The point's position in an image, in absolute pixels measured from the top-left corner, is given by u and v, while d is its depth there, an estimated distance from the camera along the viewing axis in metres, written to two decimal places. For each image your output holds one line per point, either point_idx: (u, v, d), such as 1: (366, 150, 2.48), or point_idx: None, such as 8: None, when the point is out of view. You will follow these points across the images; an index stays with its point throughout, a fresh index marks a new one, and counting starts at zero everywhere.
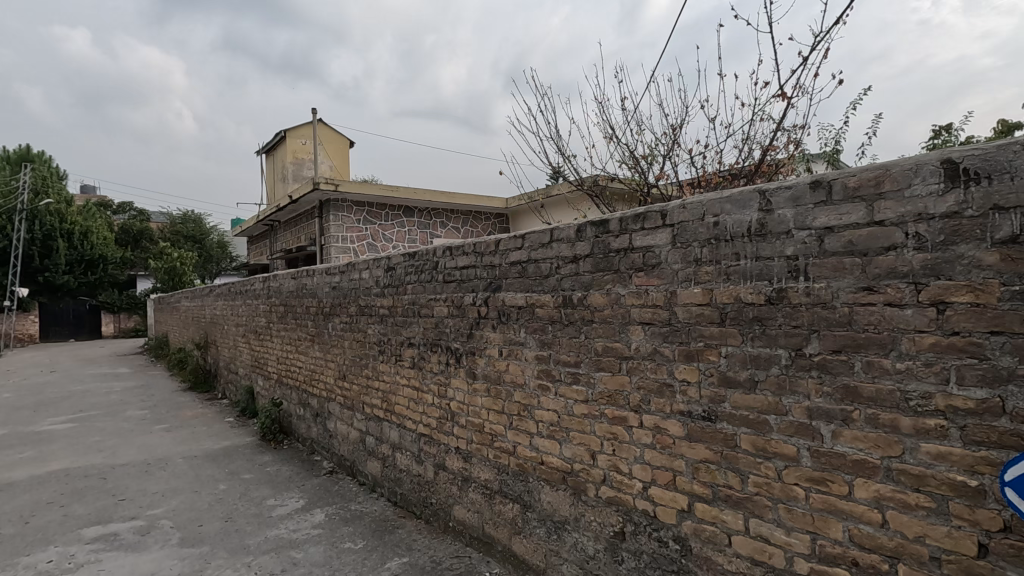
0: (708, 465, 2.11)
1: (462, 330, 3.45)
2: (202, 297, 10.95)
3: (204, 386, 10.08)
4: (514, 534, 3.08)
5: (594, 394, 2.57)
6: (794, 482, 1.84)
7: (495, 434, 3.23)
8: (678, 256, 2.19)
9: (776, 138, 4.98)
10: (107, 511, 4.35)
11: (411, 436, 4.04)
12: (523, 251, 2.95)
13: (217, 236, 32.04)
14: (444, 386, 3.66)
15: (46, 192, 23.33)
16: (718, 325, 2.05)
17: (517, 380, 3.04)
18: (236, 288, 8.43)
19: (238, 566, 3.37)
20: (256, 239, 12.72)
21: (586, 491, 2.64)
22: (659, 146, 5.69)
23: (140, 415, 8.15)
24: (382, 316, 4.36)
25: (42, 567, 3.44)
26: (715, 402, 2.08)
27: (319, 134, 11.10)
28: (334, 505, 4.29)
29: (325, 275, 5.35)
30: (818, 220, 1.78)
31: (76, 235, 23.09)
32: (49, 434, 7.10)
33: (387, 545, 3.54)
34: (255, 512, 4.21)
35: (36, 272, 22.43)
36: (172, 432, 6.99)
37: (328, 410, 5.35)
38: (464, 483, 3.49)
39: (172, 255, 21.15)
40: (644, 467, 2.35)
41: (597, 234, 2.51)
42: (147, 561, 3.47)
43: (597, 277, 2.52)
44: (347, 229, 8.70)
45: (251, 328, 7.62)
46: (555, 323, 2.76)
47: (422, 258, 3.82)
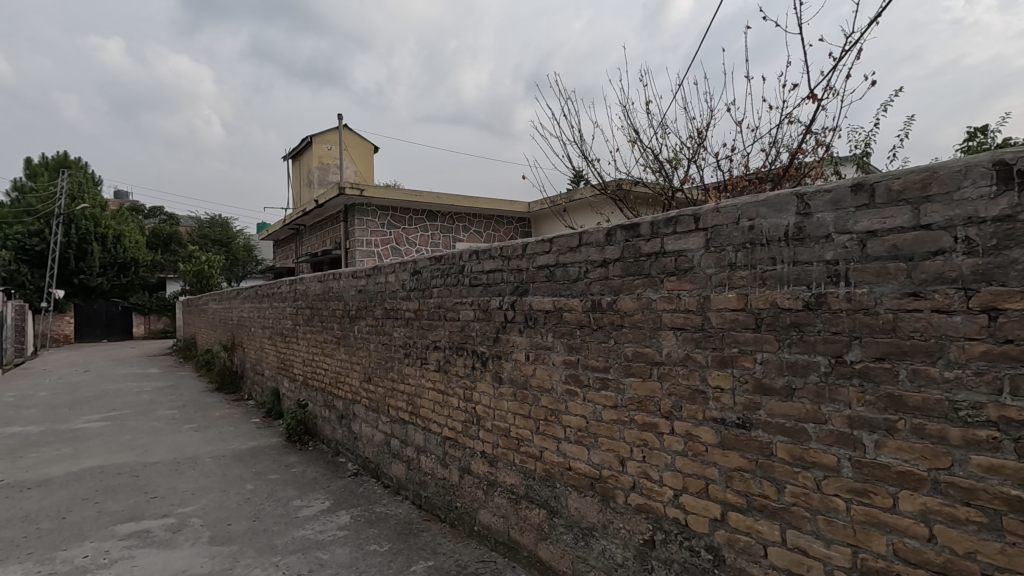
0: (742, 474, 2.07)
1: (488, 334, 3.45)
2: (229, 299, 11.18)
3: (230, 387, 10.28)
4: (540, 539, 3.06)
5: (624, 400, 2.55)
6: (834, 493, 1.79)
7: (521, 439, 3.22)
8: (712, 261, 2.15)
9: (804, 140, 4.91)
10: (140, 509, 4.45)
11: (436, 439, 4.05)
12: (550, 254, 2.93)
13: (243, 240, 32.71)
14: (470, 389, 3.67)
15: (81, 197, 24.16)
16: (753, 331, 2.01)
17: (544, 384, 3.02)
18: (263, 290, 8.58)
19: (266, 565, 3.41)
20: (281, 243, 12.93)
21: (615, 497, 2.61)
22: (684, 150, 5.65)
23: (170, 414, 8.34)
24: (407, 319, 4.40)
25: (79, 561, 3.52)
26: (750, 409, 2.04)
27: (344, 139, 11.26)
28: (358, 507, 4.32)
29: (351, 279, 5.41)
30: (860, 223, 1.74)
31: (110, 239, 23.81)
32: (83, 432, 7.29)
33: (412, 547, 3.55)
34: (282, 512, 4.27)
35: (72, 275, 23.17)
36: (200, 432, 7.12)
37: (353, 412, 5.40)
38: (489, 487, 3.48)
39: (201, 258, 21.65)
40: (675, 474, 2.32)
41: (627, 238, 2.49)
42: (178, 558, 3.53)
43: (627, 281, 2.50)
44: (372, 233, 8.80)
45: (278, 331, 7.73)
46: (583, 327, 2.75)
47: (448, 262, 3.85)
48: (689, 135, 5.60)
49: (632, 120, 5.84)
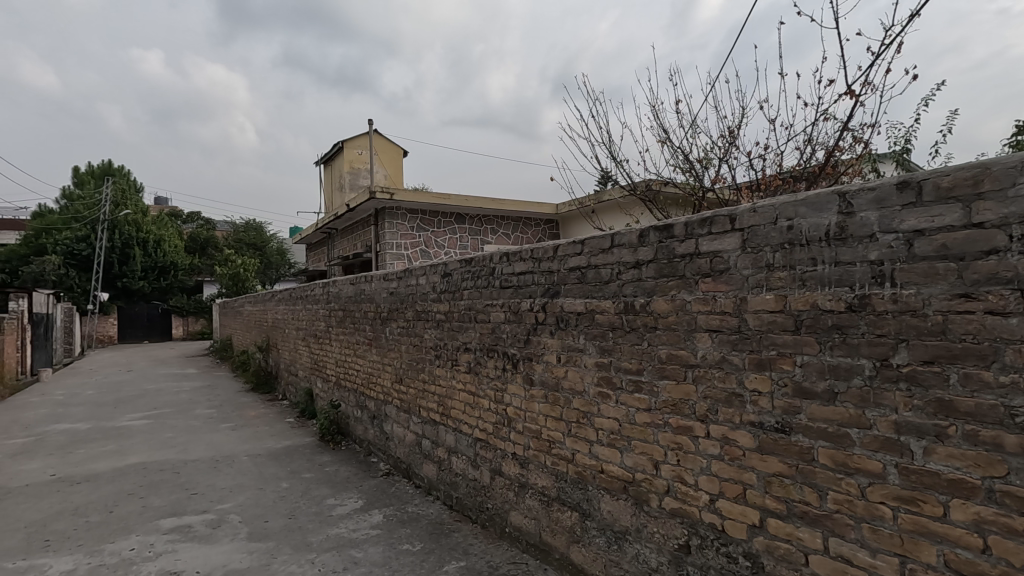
0: (782, 479, 2.02)
1: (519, 336, 3.46)
2: (264, 301, 11.47)
3: (265, 387, 10.53)
4: (572, 542, 3.05)
5: (657, 402, 2.52)
6: (879, 501, 1.74)
7: (552, 441, 3.21)
8: (749, 262, 2.12)
9: (841, 138, 4.78)
10: (181, 504, 4.60)
11: (467, 440, 4.08)
12: (582, 256, 2.92)
13: (277, 244, 33.53)
14: (501, 391, 3.68)
15: (124, 203, 25.13)
16: (793, 333, 1.97)
17: (576, 386, 3.01)
18: (297, 293, 8.77)
19: (302, 562, 3.48)
20: (314, 246, 13.20)
21: (649, 501, 2.58)
22: (714, 149, 5.56)
23: (208, 413, 8.59)
24: (438, 321, 4.44)
25: (126, 554, 3.66)
26: (789, 413, 1.99)
27: (374, 144, 11.44)
28: (391, 506, 4.38)
29: (383, 281, 5.49)
30: (907, 222, 1.68)
31: (151, 243, 24.71)
32: (126, 429, 7.58)
33: (444, 548, 3.58)
34: (316, 511, 4.35)
35: (115, 278, 24.13)
36: (237, 431, 7.32)
37: (385, 412, 5.48)
38: (521, 489, 3.49)
39: (236, 262, 22.26)
40: (711, 478, 2.28)
41: (660, 239, 2.47)
42: (218, 553, 3.63)
43: (661, 283, 2.47)
44: (402, 236, 8.92)
45: (311, 332, 7.89)
46: (616, 329, 2.73)
47: (479, 264, 3.87)
48: (721, 134, 5.51)
49: (661, 120, 5.79)
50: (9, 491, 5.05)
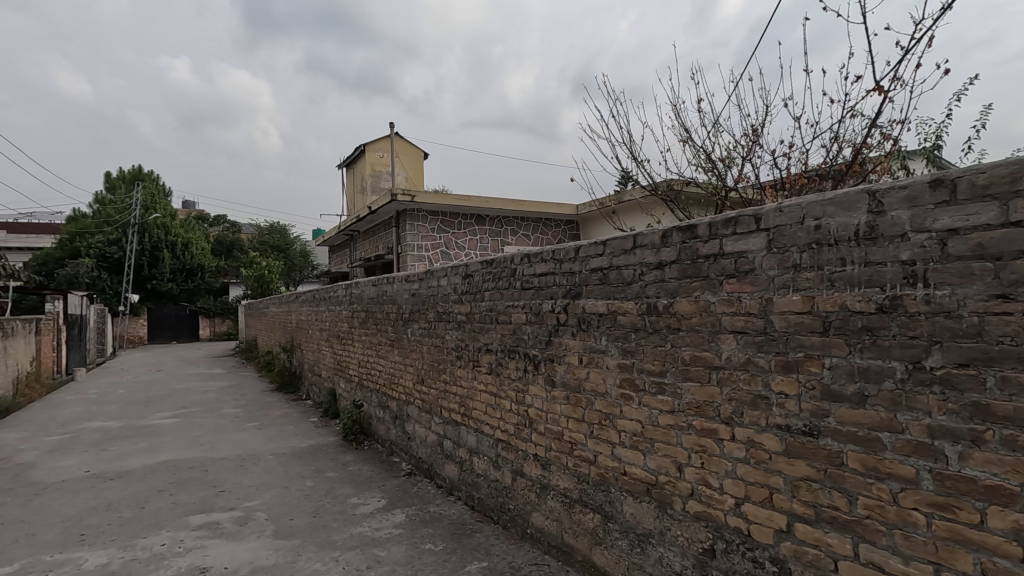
0: (810, 483, 1.98)
1: (540, 337, 3.46)
2: (288, 303, 11.66)
3: (289, 387, 10.71)
4: (595, 544, 3.03)
5: (681, 404, 2.49)
6: (912, 507, 1.70)
7: (574, 442, 3.20)
8: (775, 262, 2.09)
9: (869, 135, 4.68)
10: (209, 501, 4.70)
11: (488, 441, 4.09)
12: (604, 257, 2.91)
13: (300, 246, 34.06)
14: (523, 392, 3.68)
15: (154, 207, 25.80)
16: (820, 334, 1.93)
17: (598, 387, 3.00)
18: (320, 294, 8.90)
19: (327, 560, 3.53)
20: (336, 248, 13.38)
21: (673, 504, 2.56)
22: (737, 148, 5.49)
23: (234, 413, 8.77)
24: (459, 322, 4.46)
25: (157, 549, 3.76)
26: (817, 416, 1.95)
27: (395, 146, 11.55)
28: (413, 506, 4.41)
29: (404, 282, 5.54)
30: (940, 221, 1.64)
31: (179, 246, 25.32)
32: (156, 427, 7.77)
33: (466, 548, 3.60)
34: (340, 509, 4.41)
35: (145, 280, 24.79)
36: (262, 430, 7.46)
37: (407, 413, 5.53)
38: (542, 490, 3.48)
39: (261, 264, 22.68)
40: (736, 482, 2.25)
41: (684, 240, 2.44)
42: (245, 550, 3.70)
43: (685, 283, 2.45)
44: (422, 237, 8.98)
45: (334, 333, 8.00)
46: (638, 331, 2.71)
47: (500, 265, 3.88)
48: (744, 133, 5.44)
49: (683, 119, 5.73)
50: (46, 486, 5.22)
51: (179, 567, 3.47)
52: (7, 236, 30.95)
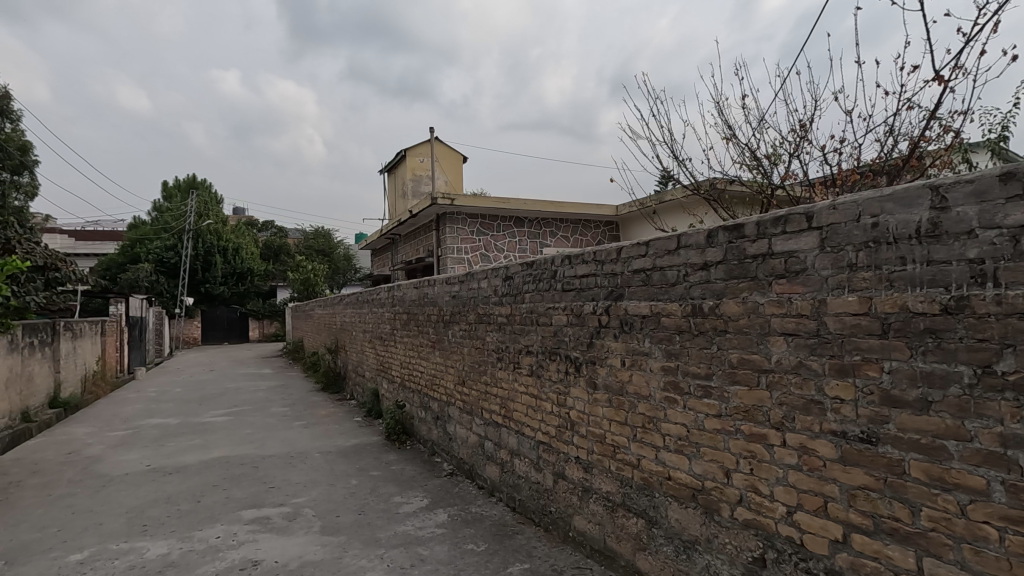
0: (867, 493, 1.90)
1: (582, 339, 3.44)
2: (332, 305, 11.98)
3: (334, 387, 10.99)
4: (639, 550, 2.98)
5: (728, 409, 2.43)
6: (982, 520, 1.60)
7: (617, 446, 3.17)
8: (829, 262, 2.01)
9: (928, 127, 4.45)
10: (260, 497, 4.87)
11: (529, 443, 4.09)
12: (646, 258, 2.87)
13: (344, 250, 34.96)
14: (564, 394, 3.66)
15: (207, 214, 26.99)
16: (879, 337, 1.85)
17: (641, 391, 2.96)
18: (363, 297, 9.10)
19: (372, 557, 3.61)
20: (378, 251, 13.67)
21: (720, 511, 2.49)
22: (784, 145, 5.33)
23: (282, 411, 9.07)
24: (500, 324, 4.48)
25: (213, 541, 3.92)
26: (876, 422, 1.87)
27: (435, 151, 11.72)
28: (455, 506, 4.46)
29: (445, 285, 5.60)
30: (1012, 217, 1.55)
31: (230, 251, 26.41)
32: (211, 425, 8.13)
33: (508, 549, 3.60)
34: (384, 508, 4.49)
35: (200, 284, 25.96)
36: (309, 429, 7.68)
37: (448, 413, 5.59)
38: (584, 493, 3.46)
39: (307, 267, 23.39)
40: (788, 489, 2.18)
41: (730, 239, 2.38)
42: (294, 545, 3.82)
43: (731, 284, 2.39)
44: (462, 240, 9.07)
45: (377, 335, 8.17)
46: (683, 333, 2.66)
47: (540, 267, 3.88)
48: (791, 129, 5.27)
49: (726, 116, 5.60)
50: (112, 478, 5.53)
51: (233, 559, 3.61)
52: (76, 243, 32.98)
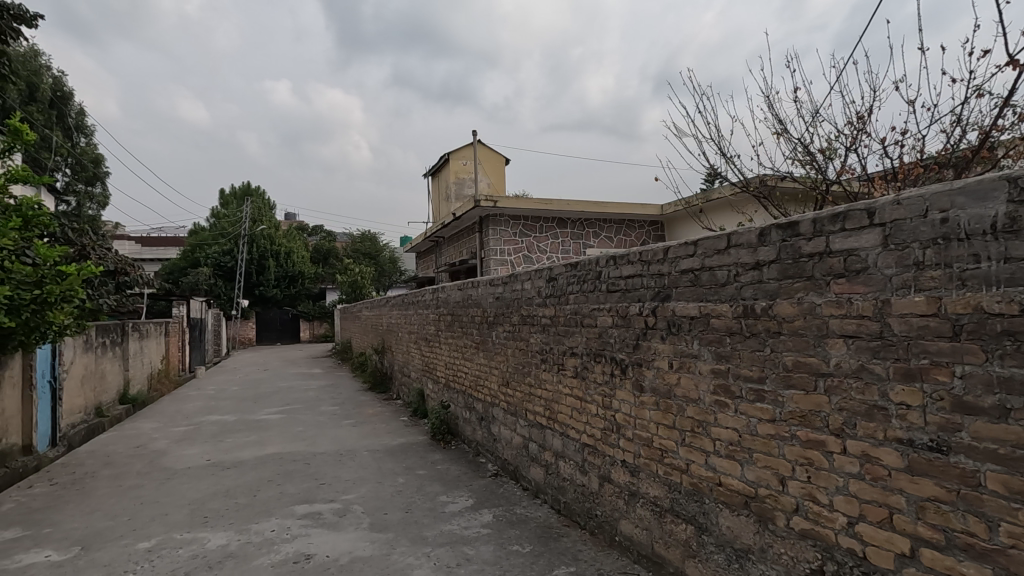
0: (938, 505, 1.79)
1: (628, 340, 3.39)
2: (379, 307, 12.26)
3: (381, 387, 11.24)
4: (688, 557, 2.91)
5: (783, 413, 2.34)
6: None
7: (665, 450, 3.10)
8: (892, 260, 1.91)
9: (1000, 115, 4.17)
10: (312, 493, 5.03)
11: (574, 445, 4.06)
12: (695, 258, 2.80)
13: (389, 252, 35.74)
14: (610, 397, 3.62)
15: (261, 219, 28.13)
16: (950, 339, 1.74)
17: (689, 394, 2.89)
18: (408, 298, 9.27)
19: (419, 554, 3.66)
20: (422, 254, 13.90)
21: (775, 519, 2.40)
22: (840, 138, 5.09)
23: (332, 410, 9.34)
24: (544, 325, 4.47)
25: (268, 534, 4.08)
26: (946, 430, 1.76)
27: (478, 153, 11.82)
28: (500, 507, 4.47)
29: (489, 286, 5.63)
30: None
31: (282, 255, 27.44)
32: (265, 422, 8.46)
33: (553, 552, 3.58)
34: (430, 506, 4.56)
35: (254, 287, 27.09)
36: (358, 427, 7.88)
37: (492, 414, 5.61)
38: (631, 498, 3.40)
39: (355, 270, 24.03)
40: (849, 499, 2.08)
41: (784, 238, 2.30)
42: (345, 540, 3.92)
43: (785, 285, 2.30)
44: (505, 242, 9.10)
45: (422, 336, 8.30)
46: (734, 335, 2.58)
47: (584, 267, 3.85)
48: (847, 121, 5.03)
49: (777, 110, 5.41)
50: (175, 472, 5.84)
51: (288, 552, 3.73)
52: (143, 249, 35.00)
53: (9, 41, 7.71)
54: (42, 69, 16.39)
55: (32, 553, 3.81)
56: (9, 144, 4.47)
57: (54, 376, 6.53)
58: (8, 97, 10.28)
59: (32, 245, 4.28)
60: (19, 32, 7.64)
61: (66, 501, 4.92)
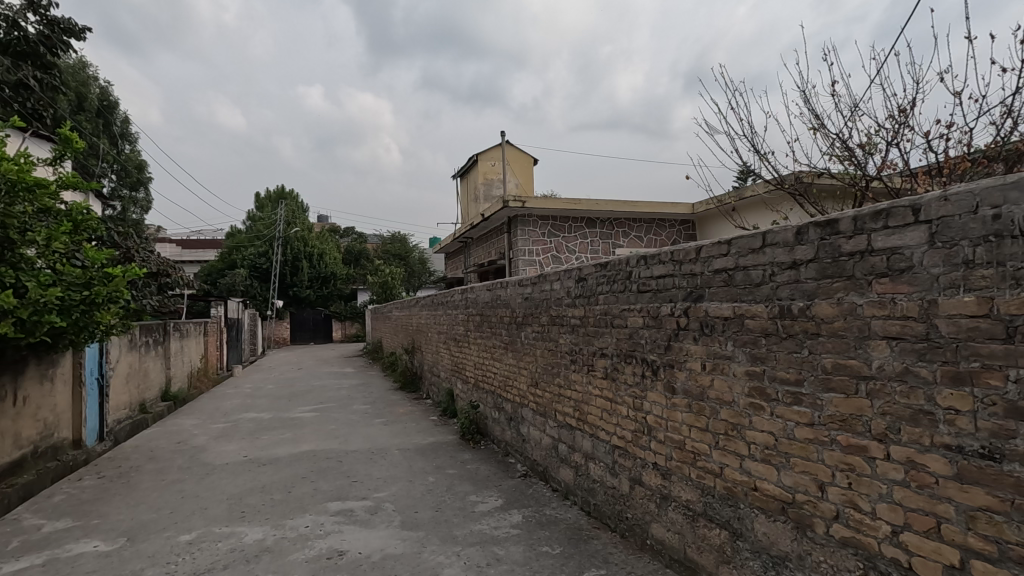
0: (990, 515, 1.71)
1: (659, 341, 3.34)
2: (409, 307, 12.40)
3: (411, 386, 11.36)
4: (722, 563, 2.85)
5: (822, 417, 2.26)
6: None
7: (697, 453, 3.04)
8: (939, 259, 1.83)
9: None
10: (345, 490, 5.12)
11: (605, 447, 4.02)
12: (728, 257, 2.74)
13: (419, 253, 36.13)
14: (640, 398, 3.58)
15: (295, 222, 28.80)
16: (1003, 342, 1.66)
17: (723, 396, 2.83)
18: (437, 299, 9.35)
19: (450, 553, 3.68)
20: (452, 255, 14.00)
21: (813, 526, 2.33)
22: (880, 133, 4.92)
23: (364, 409, 9.50)
24: (573, 326, 4.44)
25: (303, 530, 4.17)
26: (999, 437, 1.68)
27: (506, 154, 11.85)
28: (529, 508, 4.46)
29: (518, 287, 5.63)
30: None
31: (315, 256, 28.03)
32: (299, 420, 8.65)
33: (584, 554, 3.56)
34: (460, 506, 4.58)
35: (289, 288, 27.76)
36: (389, 426, 7.98)
37: (521, 415, 5.61)
38: (663, 501, 3.35)
39: (385, 271, 24.35)
40: (893, 507, 2.00)
41: (823, 236, 2.23)
42: (377, 537, 3.98)
43: (824, 284, 2.23)
44: (534, 242, 9.09)
45: (451, 336, 8.36)
46: (770, 336, 2.51)
47: (614, 267, 3.81)
48: (888, 115, 4.86)
49: (813, 105, 5.26)
50: (214, 467, 6.02)
51: (321, 548, 3.80)
52: (184, 252, 36.22)
53: (59, 54, 8.09)
54: (90, 80, 17.15)
55: (82, 543, 3.98)
56: (59, 152, 4.67)
57: (101, 374, 6.81)
58: (58, 106, 10.77)
59: (81, 248, 4.47)
60: (68, 45, 8.00)
61: (113, 493, 5.13)
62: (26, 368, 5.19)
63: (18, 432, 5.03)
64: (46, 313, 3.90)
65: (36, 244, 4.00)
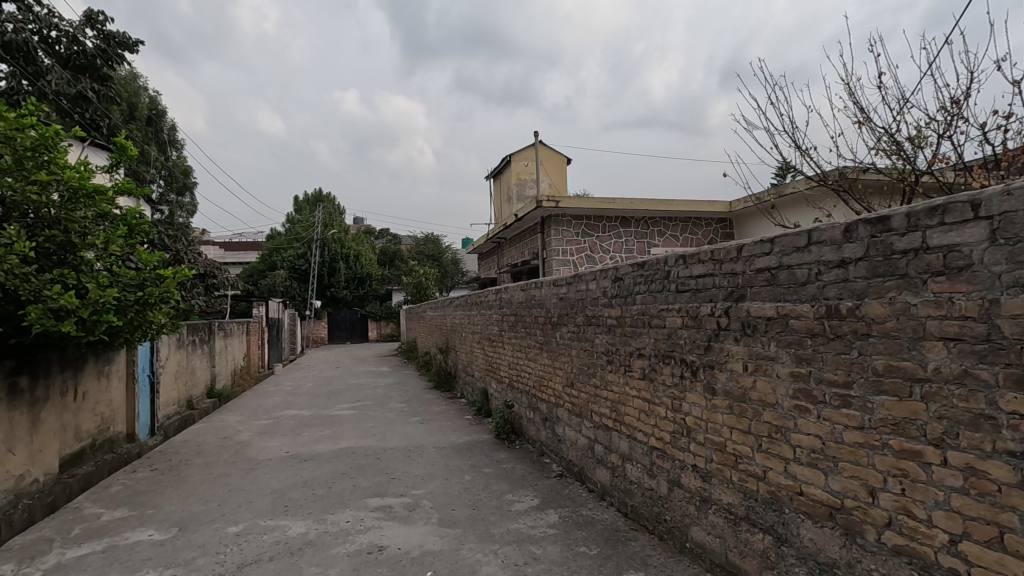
0: None
1: (698, 342, 3.29)
2: (443, 307, 12.53)
3: (445, 386, 11.48)
4: (766, 568, 2.78)
5: (873, 421, 2.19)
6: None
7: (739, 456, 2.99)
8: (1001, 256, 1.75)
9: None
10: (383, 486, 5.22)
11: (642, 448, 3.98)
12: (772, 256, 2.68)
13: (452, 254, 36.44)
14: (679, 400, 3.53)
15: (332, 224, 29.46)
16: None
17: (767, 398, 2.77)
18: (471, 299, 9.41)
19: (487, 551, 3.71)
20: (485, 256, 14.09)
21: (864, 533, 2.26)
22: (931, 125, 4.72)
23: (400, 407, 9.65)
24: (610, 326, 4.42)
25: (344, 524, 4.27)
26: None
27: (539, 154, 11.85)
28: (565, 508, 4.45)
29: (552, 287, 5.63)
30: None
31: (351, 257, 28.64)
32: (338, 418, 8.84)
33: (622, 555, 3.53)
34: (497, 504, 4.61)
35: (326, 288, 28.42)
36: (424, 424, 8.09)
37: (557, 415, 5.60)
38: (703, 504, 3.30)
39: (419, 272, 24.63)
40: (951, 515, 1.92)
41: (873, 234, 2.16)
42: (416, 534, 4.04)
43: (875, 283, 2.16)
44: (567, 242, 9.05)
45: (485, 336, 8.40)
46: (816, 336, 2.44)
47: (652, 267, 3.77)
48: (939, 107, 4.66)
49: (857, 99, 5.09)
50: (259, 462, 6.22)
51: (362, 543, 3.89)
52: (226, 253, 37.52)
53: (114, 66, 8.49)
54: (141, 89, 17.95)
55: (138, 531, 4.19)
56: (116, 159, 4.90)
57: (152, 371, 7.12)
58: (112, 116, 11.30)
59: (135, 251, 4.70)
60: (123, 58, 8.40)
61: (164, 485, 5.37)
62: (85, 365, 5.47)
63: (79, 426, 5.31)
64: (104, 313, 4.11)
65: (96, 248, 4.21)
